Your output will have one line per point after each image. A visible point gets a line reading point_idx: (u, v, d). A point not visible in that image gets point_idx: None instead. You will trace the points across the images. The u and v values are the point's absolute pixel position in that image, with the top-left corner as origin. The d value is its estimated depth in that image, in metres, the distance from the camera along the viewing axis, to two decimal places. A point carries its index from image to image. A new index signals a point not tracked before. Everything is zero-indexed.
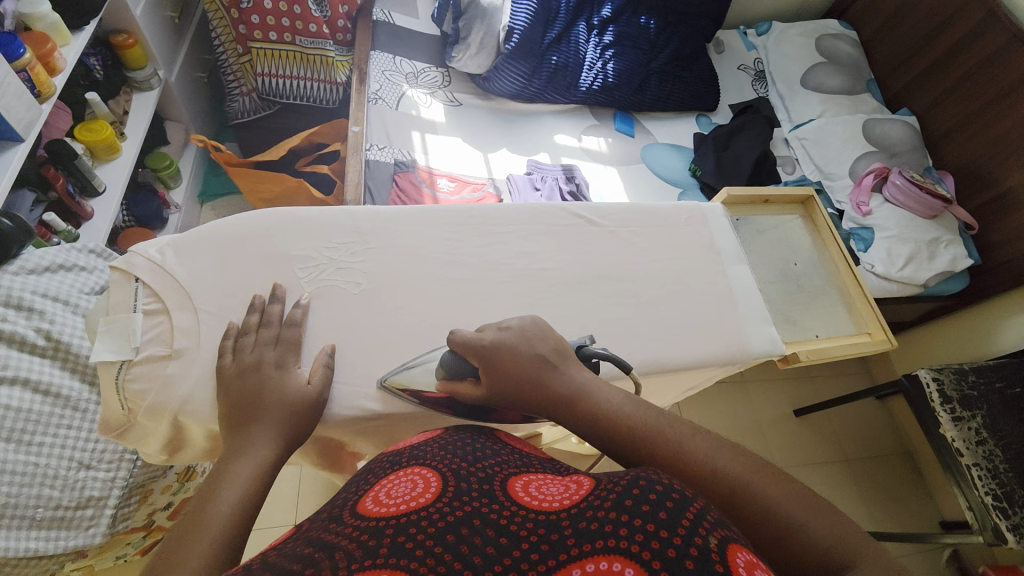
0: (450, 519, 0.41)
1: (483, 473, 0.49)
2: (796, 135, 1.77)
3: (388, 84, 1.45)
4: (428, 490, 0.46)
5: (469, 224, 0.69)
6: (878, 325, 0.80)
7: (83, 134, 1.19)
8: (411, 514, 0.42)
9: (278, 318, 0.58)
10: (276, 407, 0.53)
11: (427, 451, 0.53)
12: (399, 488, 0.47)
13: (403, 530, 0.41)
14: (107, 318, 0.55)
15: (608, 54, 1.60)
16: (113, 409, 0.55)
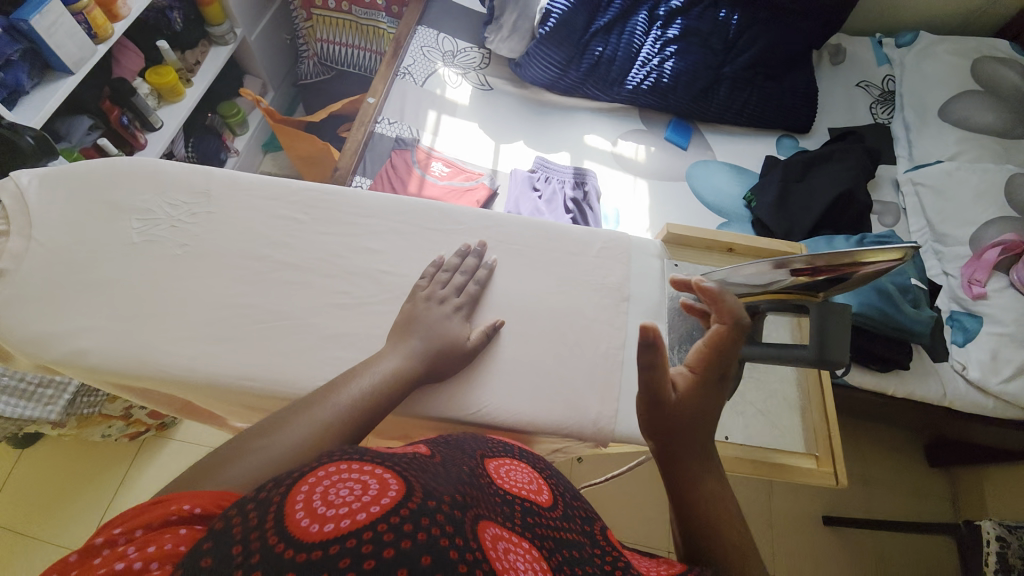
0: (567, 537, 0.41)
1: (582, 512, 0.47)
2: (909, 177, 1.38)
3: (421, 61, 1.43)
4: (543, 493, 0.46)
5: (325, 208, 0.62)
6: (827, 451, 0.60)
7: (151, 77, 1.36)
8: (527, 503, 0.43)
9: (460, 267, 0.59)
10: (427, 351, 0.52)
11: (540, 463, 0.52)
12: (517, 474, 0.47)
13: (524, 512, 0.41)
14: None
15: (669, 50, 1.39)
16: None
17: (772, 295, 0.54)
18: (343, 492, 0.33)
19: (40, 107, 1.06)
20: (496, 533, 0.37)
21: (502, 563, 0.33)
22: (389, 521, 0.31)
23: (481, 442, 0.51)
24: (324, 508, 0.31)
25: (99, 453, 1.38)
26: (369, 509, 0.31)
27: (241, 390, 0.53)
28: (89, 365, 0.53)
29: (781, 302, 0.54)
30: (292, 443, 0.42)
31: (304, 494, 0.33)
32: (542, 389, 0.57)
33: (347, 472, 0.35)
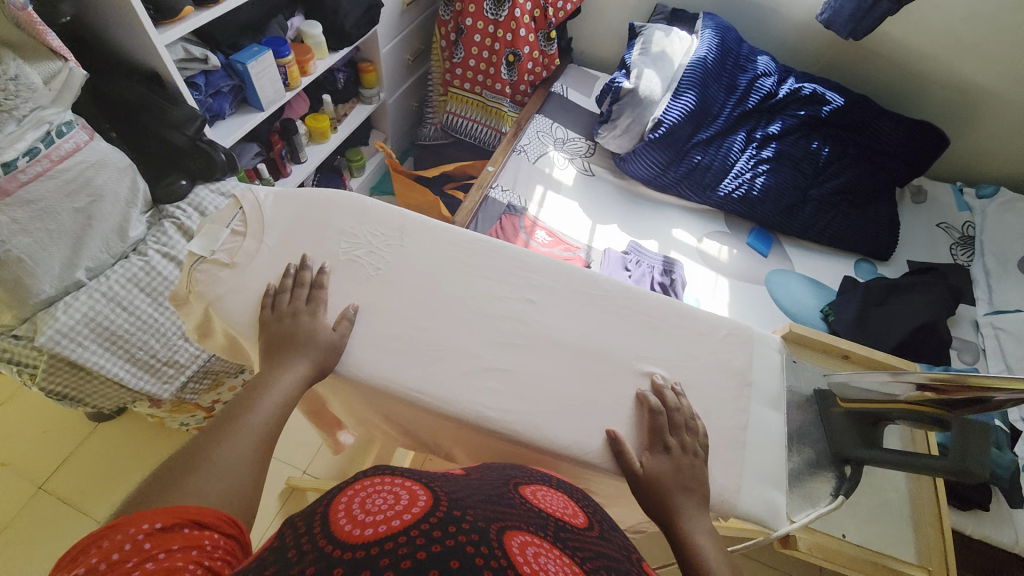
0: (607, 551, 0.44)
1: (624, 542, 0.49)
2: (989, 320, 1.40)
3: (536, 143, 1.62)
4: (580, 517, 0.49)
5: (494, 257, 0.73)
6: (943, 567, 0.63)
7: (310, 120, 1.62)
8: (566, 523, 0.46)
9: (307, 283, 0.65)
10: (307, 352, 0.60)
11: (579, 493, 0.56)
12: (554, 500, 0.51)
13: (559, 529, 0.44)
14: (208, 224, 0.70)
15: (761, 168, 1.54)
16: (180, 288, 0.68)
17: (907, 405, 0.59)
18: (374, 505, 0.41)
19: (229, 131, 1.27)
20: (527, 541, 0.40)
21: (531, 564, 0.37)
22: (412, 533, 0.37)
23: (518, 473, 0.56)
24: (356, 522, 0.39)
25: (165, 440, 1.44)
26: (392, 522, 0.38)
27: (409, 399, 0.61)
28: None
29: (915, 412, 0.59)
30: (242, 456, 0.51)
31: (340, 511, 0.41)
32: None
33: (374, 491, 0.43)
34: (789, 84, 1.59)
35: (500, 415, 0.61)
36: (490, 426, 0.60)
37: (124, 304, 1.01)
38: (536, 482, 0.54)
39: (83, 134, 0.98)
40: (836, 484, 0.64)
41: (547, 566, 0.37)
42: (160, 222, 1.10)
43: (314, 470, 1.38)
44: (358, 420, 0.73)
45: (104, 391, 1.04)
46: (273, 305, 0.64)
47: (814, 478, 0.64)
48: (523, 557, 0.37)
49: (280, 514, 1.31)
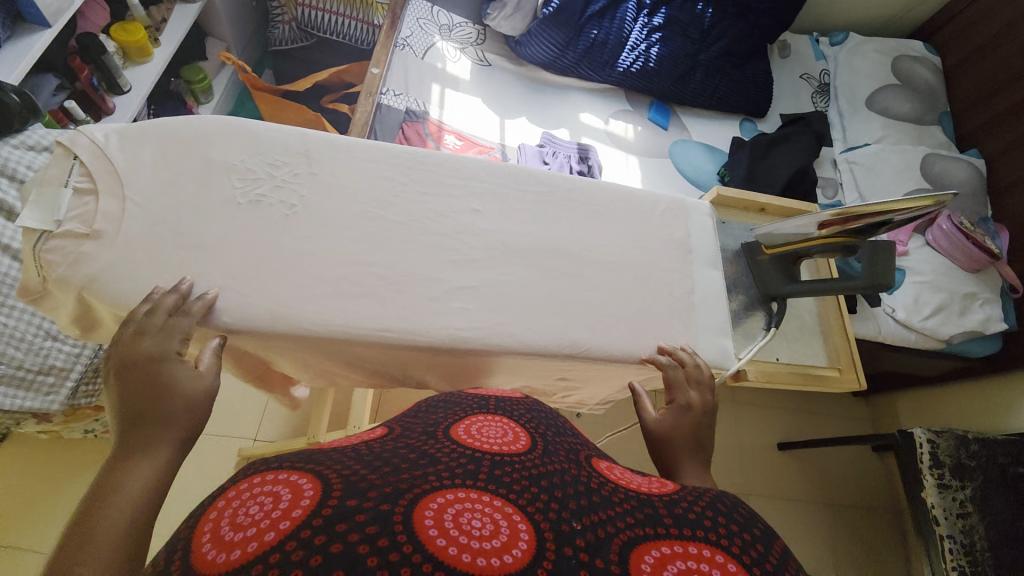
0: (543, 469, 0.44)
1: (567, 444, 0.52)
2: (846, 157, 1.60)
3: (419, 32, 1.41)
4: (520, 440, 0.49)
5: (424, 170, 0.65)
6: (848, 363, 0.79)
7: (117, 33, 1.24)
8: (500, 455, 0.45)
9: (168, 310, 0.50)
10: (179, 404, 0.47)
11: (515, 410, 0.57)
12: (489, 430, 0.50)
13: (492, 465, 0.43)
14: (37, 188, 0.53)
15: (654, 37, 1.52)
16: (30, 277, 0.53)
17: (823, 238, 0.67)
18: (252, 510, 0.34)
19: (14, 61, 0.97)
20: (452, 498, 0.38)
21: (453, 527, 0.35)
22: (310, 526, 0.32)
23: (456, 407, 0.56)
24: (233, 534, 0.33)
25: (67, 455, 1.23)
26: (280, 526, 0.32)
27: (373, 340, 0.56)
28: (220, 325, 0.53)
29: (832, 245, 0.67)
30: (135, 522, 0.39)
31: (211, 527, 0.34)
32: (638, 331, 0.65)
33: (257, 489, 0.36)
34: None
35: (476, 332, 0.59)
36: (468, 345, 0.58)
37: None
38: (471, 414, 0.54)
39: None
40: (765, 319, 0.75)
41: (472, 524, 0.35)
42: None
43: (266, 434, 1.30)
44: (317, 375, 0.67)
45: None
46: (127, 350, 0.49)
47: (750, 318, 0.74)
48: (445, 521, 0.35)
49: None
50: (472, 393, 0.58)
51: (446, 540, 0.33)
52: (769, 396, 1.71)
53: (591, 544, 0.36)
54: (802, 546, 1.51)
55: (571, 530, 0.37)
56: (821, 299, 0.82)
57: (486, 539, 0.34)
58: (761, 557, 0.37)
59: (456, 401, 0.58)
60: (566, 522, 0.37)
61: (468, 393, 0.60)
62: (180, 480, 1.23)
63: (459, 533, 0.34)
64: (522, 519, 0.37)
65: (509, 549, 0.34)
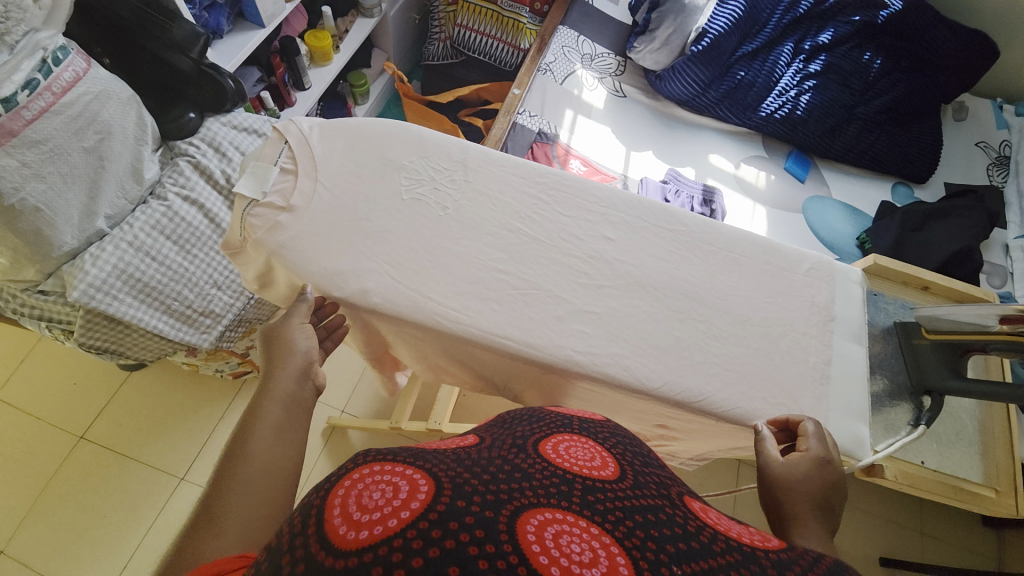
0: (639, 504, 0.35)
1: (659, 477, 0.42)
2: (1022, 244, 1.37)
3: (562, 60, 1.47)
4: (609, 468, 0.39)
5: (565, 193, 0.68)
6: (1009, 486, 0.67)
7: (310, 39, 1.46)
8: (592, 479, 0.37)
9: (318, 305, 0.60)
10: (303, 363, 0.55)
11: (601, 434, 0.46)
12: (577, 451, 0.41)
13: (586, 487, 0.37)
14: (254, 162, 0.63)
15: (807, 84, 1.43)
16: (234, 234, 0.62)
17: (1006, 334, 0.59)
18: (376, 495, 0.31)
19: (231, 53, 1.18)
20: (549, 517, 0.32)
21: (555, 549, 0.29)
22: (427, 520, 0.29)
23: (540, 421, 0.46)
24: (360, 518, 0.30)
25: (199, 387, 1.44)
26: (400, 513, 0.30)
27: (494, 346, 0.59)
28: (370, 304, 0.58)
29: (1018, 344, 0.58)
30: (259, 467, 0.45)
31: (342, 501, 0.31)
32: (762, 394, 0.61)
33: (379, 471, 0.33)
34: None
35: (591, 359, 0.59)
36: (581, 370, 0.59)
37: (150, 252, 0.97)
38: (557, 430, 0.44)
39: (80, 61, 0.89)
40: (914, 413, 0.66)
41: (572, 548, 0.30)
42: (174, 161, 1.05)
43: (354, 408, 1.42)
44: (429, 366, 0.71)
45: (146, 343, 1.01)
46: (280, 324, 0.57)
47: (894, 408, 0.66)
48: (547, 540, 0.30)
49: (325, 450, 1.36)
50: (551, 407, 0.49)
51: (550, 564, 0.28)
52: (872, 498, 1.49)
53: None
54: None
55: None
56: (983, 405, 0.71)
57: (586, 569, 0.29)
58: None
59: (538, 416, 0.48)
60: (664, 565, 0.30)
61: (550, 409, 0.50)
62: None
63: (562, 557, 0.29)
64: (621, 553, 0.30)
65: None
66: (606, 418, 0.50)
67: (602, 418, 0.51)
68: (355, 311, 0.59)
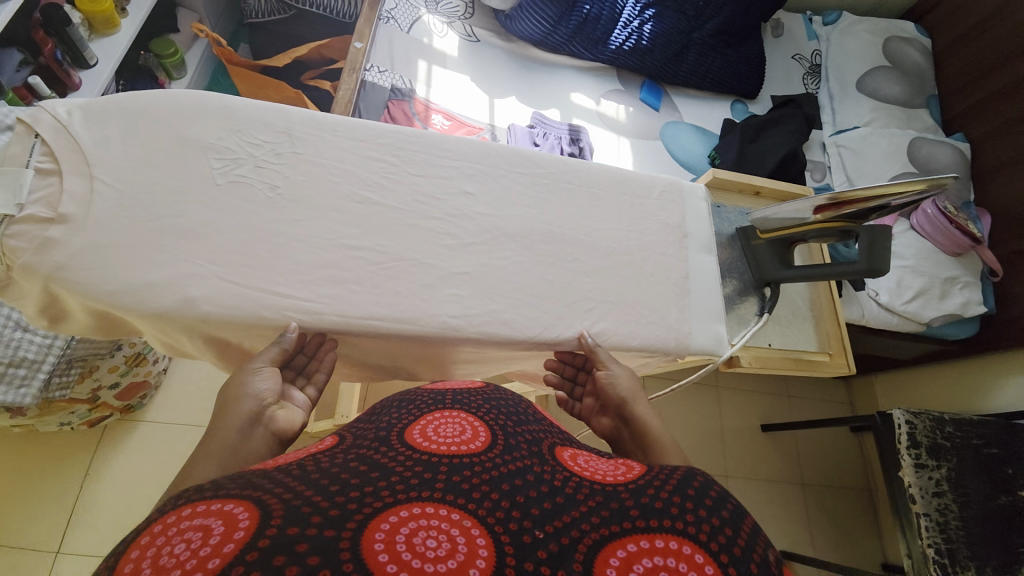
0: (503, 472, 0.41)
1: (529, 436, 0.49)
2: (835, 140, 1.58)
3: (404, 5, 1.35)
4: (479, 438, 0.46)
5: (413, 151, 0.62)
6: (838, 347, 0.80)
7: (81, 2, 1.16)
8: (459, 458, 0.43)
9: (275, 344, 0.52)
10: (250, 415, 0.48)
11: (475, 402, 0.53)
12: (447, 428, 0.47)
13: (450, 471, 0.41)
14: None
15: (648, 13, 1.48)
16: None
17: (821, 223, 0.66)
18: (179, 549, 0.30)
19: None
20: (407, 515, 0.35)
21: (406, 550, 0.32)
22: (242, 562, 0.29)
23: (410, 405, 0.52)
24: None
25: (49, 448, 1.21)
26: (223, 549, 0.30)
27: (363, 330, 0.54)
28: (200, 313, 0.50)
29: (830, 229, 0.66)
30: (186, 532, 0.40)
31: (133, 566, 0.30)
32: (634, 318, 0.64)
33: (189, 522, 0.32)
34: None
35: (469, 320, 0.57)
36: (460, 334, 0.57)
37: None
38: (427, 411, 0.50)
39: None
40: (758, 304, 0.75)
41: (427, 544, 0.33)
42: None
43: None
44: None
45: None
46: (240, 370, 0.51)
47: (744, 303, 0.75)
48: (398, 543, 0.33)
49: None
50: (428, 387, 0.54)
51: (397, 567, 0.31)
52: (750, 379, 1.74)
53: (555, 555, 0.34)
54: (780, 523, 1.56)
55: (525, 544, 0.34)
56: (813, 285, 0.83)
57: (442, 560, 0.32)
58: (728, 543, 0.36)
59: (412, 399, 0.54)
60: (527, 533, 0.35)
61: (425, 389, 0.56)
62: (169, 469, 1.24)
63: (412, 557, 0.32)
64: (481, 535, 0.34)
65: (466, 571, 0.32)
66: (484, 384, 0.58)
67: (484, 386, 0.58)
68: (185, 326, 0.51)
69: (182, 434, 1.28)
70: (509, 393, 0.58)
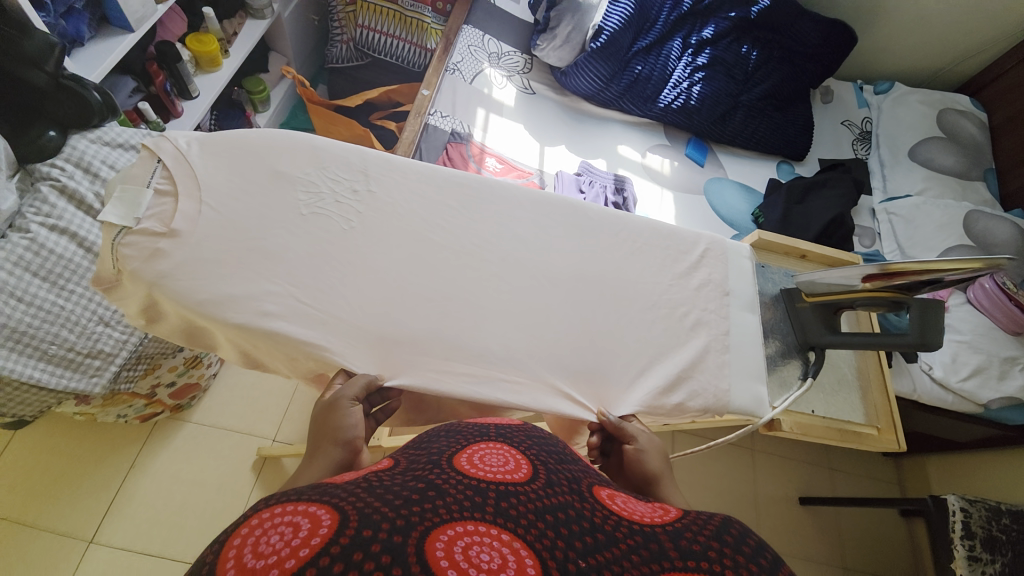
0: (547, 505, 0.42)
1: (569, 474, 0.50)
2: (885, 207, 1.56)
3: (469, 59, 1.47)
4: (521, 470, 0.47)
5: (473, 195, 0.68)
6: (887, 423, 0.78)
7: (192, 43, 1.33)
8: (503, 486, 0.44)
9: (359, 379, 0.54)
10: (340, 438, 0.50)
11: (517, 438, 0.54)
12: (492, 458, 0.49)
13: (497, 497, 0.42)
14: (121, 186, 0.58)
15: (697, 76, 1.55)
16: (105, 269, 0.58)
17: (870, 291, 0.66)
18: (274, 539, 0.34)
19: (97, 62, 1.04)
20: (461, 530, 0.38)
21: (463, 560, 0.35)
22: (328, 553, 0.32)
23: (457, 435, 0.53)
24: (255, 563, 0.32)
25: (101, 437, 1.29)
26: (308, 544, 0.33)
27: (412, 357, 0.58)
28: (269, 329, 0.55)
29: (879, 298, 0.66)
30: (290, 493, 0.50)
31: (236, 553, 0.33)
32: (670, 369, 0.66)
33: (277, 520, 0.35)
34: None
35: (512, 357, 0.60)
36: (503, 370, 0.60)
37: (15, 294, 0.85)
38: (473, 441, 0.51)
39: None
40: (801, 368, 0.75)
41: (481, 557, 0.35)
42: (35, 188, 0.92)
43: (286, 436, 1.37)
44: None
45: (23, 398, 0.91)
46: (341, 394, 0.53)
47: (786, 366, 0.75)
48: (455, 554, 0.35)
49: (258, 484, 1.31)
50: (472, 420, 0.55)
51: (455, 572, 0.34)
52: (788, 445, 1.66)
53: None
54: None
55: (575, 569, 0.36)
56: (860, 353, 0.82)
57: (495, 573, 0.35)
58: None
59: (457, 431, 0.55)
60: (571, 559, 0.37)
61: (469, 421, 0.57)
62: (206, 472, 1.30)
63: (469, 565, 0.35)
64: (528, 553, 0.37)
65: None
66: (523, 422, 0.59)
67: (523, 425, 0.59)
68: (257, 339, 0.56)
69: (221, 438, 1.34)
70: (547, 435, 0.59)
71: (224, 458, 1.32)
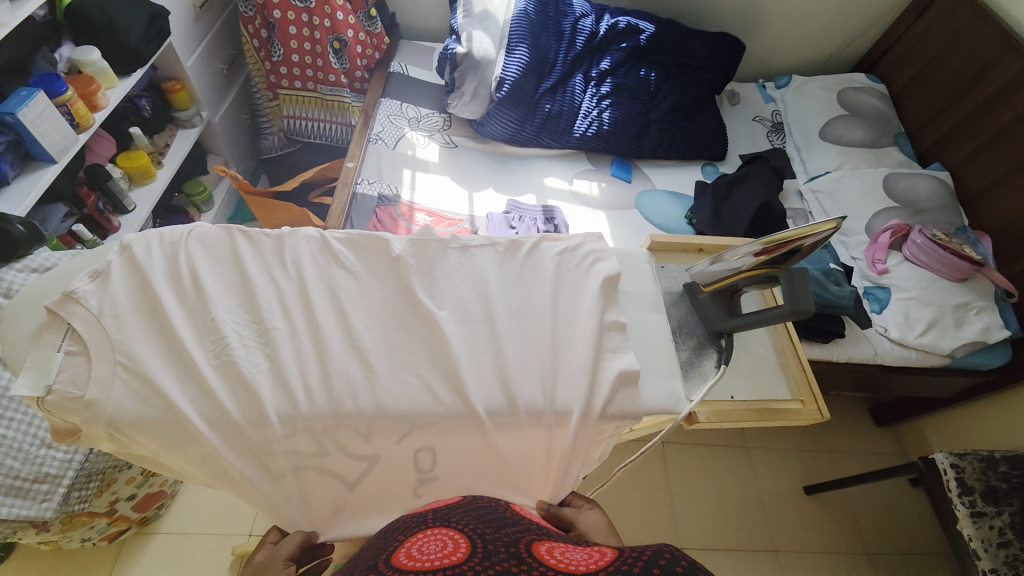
0: None
1: (507, 538, 0.50)
2: (810, 187, 1.63)
3: (390, 127, 1.57)
4: (460, 548, 0.47)
5: (372, 252, 0.78)
6: (808, 392, 0.78)
7: (123, 161, 1.41)
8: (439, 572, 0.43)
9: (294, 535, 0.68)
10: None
11: (456, 517, 0.56)
12: (430, 546, 0.49)
13: None
14: (33, 356, 0.63)
15: (604, 103, 1.65)
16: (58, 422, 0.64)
17: (749, 272, 0.72)
18: None
19: (22, 196, 1.10)
20: None
21: None
22: None
23: (399, 533, 0.56)
24: None
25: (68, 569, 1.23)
26: None
27: None
28: None
29: (756, 277, 0.71)
30: None
31: None
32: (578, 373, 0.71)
33: None
34: (606, 21, 1.70)
35: None
36: None
37: None
38: (411, 535, 0.53)
39: None
40: (717, 356, 0.77)
41: None
42: None
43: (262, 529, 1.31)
44: None
45: None
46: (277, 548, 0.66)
47: (702, 359, 0.77)
48: None
49: None
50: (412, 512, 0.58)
51: None
52: (779, 436, 1.62)
53: None
54: None
55: None
56: (773, 330, 0.85)
57: None
58: None
59: (401, 527, 0.57)
60: None
61: (412, 515, 0.60)
62: None
63: None
64: None
65: None
66: (462, 499, 0.63)
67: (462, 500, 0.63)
68: None
69: (193, 545, 1.28)
70: (488, 502, 0.62)
71: (200, 567, 1.26)
